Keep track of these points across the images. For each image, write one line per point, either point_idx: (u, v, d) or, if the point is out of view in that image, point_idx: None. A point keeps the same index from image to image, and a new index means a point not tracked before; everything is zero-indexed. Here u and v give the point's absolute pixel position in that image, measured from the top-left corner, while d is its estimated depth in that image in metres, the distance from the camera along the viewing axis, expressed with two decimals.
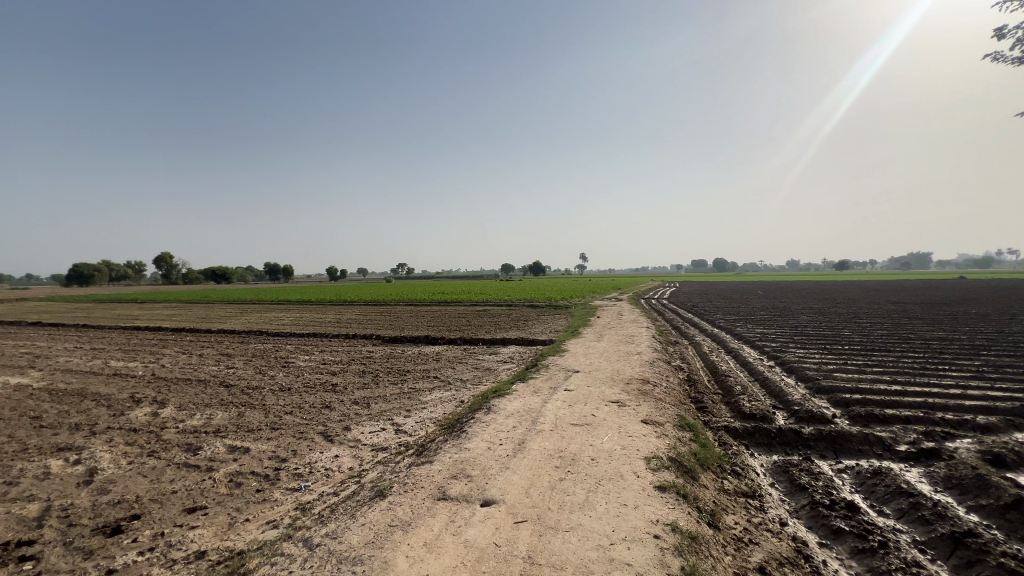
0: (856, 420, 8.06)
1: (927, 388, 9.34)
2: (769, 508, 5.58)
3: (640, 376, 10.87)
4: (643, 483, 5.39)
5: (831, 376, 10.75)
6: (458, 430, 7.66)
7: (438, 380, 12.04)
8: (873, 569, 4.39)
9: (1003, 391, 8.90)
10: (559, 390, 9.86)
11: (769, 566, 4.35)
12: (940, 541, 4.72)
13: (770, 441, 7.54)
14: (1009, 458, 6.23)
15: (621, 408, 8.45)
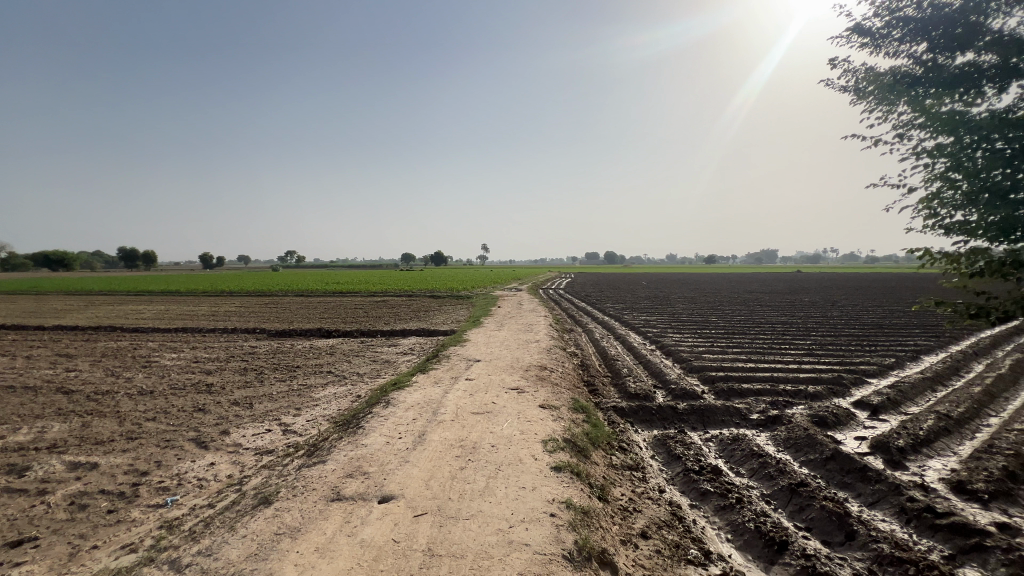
0: (720, 394, 9.25)
1: (772, 365, 11.03)
2: (650, 478, 6.18)
3: (537, 363, 11.32)
4: (540, 465, 5.63)
5: (701, 357, 12.18)
6: (354, 426, 7.32)
7: (332, 375, 11.34)
8: (731, 522, 5.08)
9: (826, 365, 10.84)
10: (460, 380, 9.88)
11: (649, 531, 4.82)
12: (780, 492, 5.61)
13: (651, 418, 8.31)
14: (830, 419, 7.60)
15: (520, 395, 8.72)
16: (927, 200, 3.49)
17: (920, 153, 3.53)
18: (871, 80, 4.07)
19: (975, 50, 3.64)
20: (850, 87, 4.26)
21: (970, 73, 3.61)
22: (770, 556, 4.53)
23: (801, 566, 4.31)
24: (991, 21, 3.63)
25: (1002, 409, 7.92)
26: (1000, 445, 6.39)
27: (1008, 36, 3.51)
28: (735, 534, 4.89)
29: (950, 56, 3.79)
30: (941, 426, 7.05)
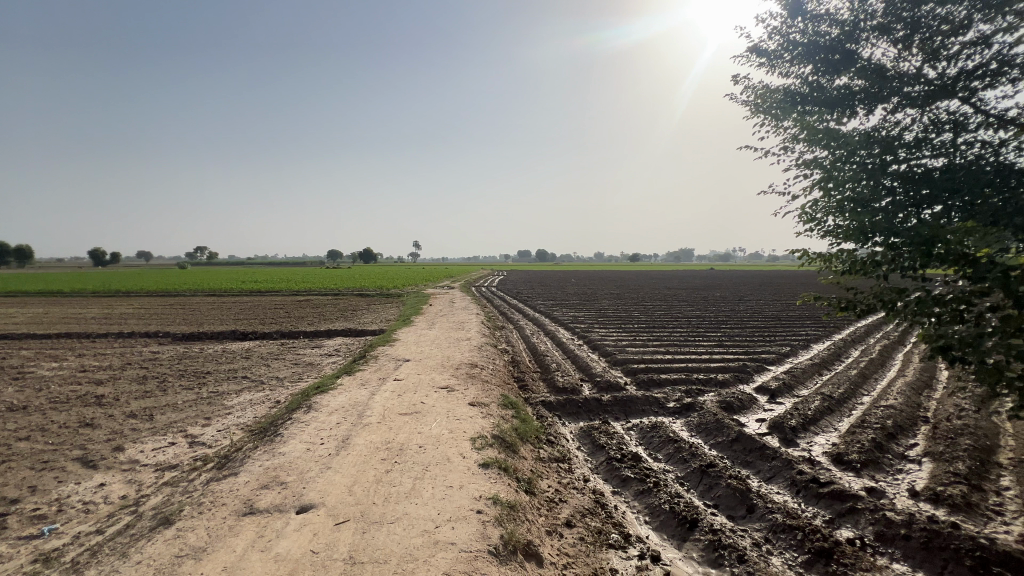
0: (641, 384, 9.81)
1: (687, 356, 11.87)
2: (575, 468, 6.40)
3: (468, 361, 11.30)
4: (468, 463, 5.63)
5: (624, 350, 12.81)
6: (271, 434, 6.87)
7: (247, 381, 10.55)
8: (650, 505, 5.41)
9: (733, 354, 11.86)
10: (388, 380, 9.62)
11: (574, 519, 5.00)
12: (693, 474, 6.06)
13: (577, 410, 8.60)
14: (735, 405, 8.33)
15: (450, 393, 8.66)
16: (806, 206, 3.92)
17: (801, 164, 3.95)
18: (765, 97, 4.50)
19: (848, 75, 4.13)
20: (748, 102, 4.67)
21: (843, 94, 4.08)
22: (682, 533, 4.87)
23: (708, 541, 4.67)
24: (861, 50, 4.12)
25: (873, 389, 9.13)
26: (870, 420, 7.35)
27: (874, 64, 4.01)
28: (652, 516, 5.21)
29: (830, 78, 4.26)
30: (825, 406, 7.97)
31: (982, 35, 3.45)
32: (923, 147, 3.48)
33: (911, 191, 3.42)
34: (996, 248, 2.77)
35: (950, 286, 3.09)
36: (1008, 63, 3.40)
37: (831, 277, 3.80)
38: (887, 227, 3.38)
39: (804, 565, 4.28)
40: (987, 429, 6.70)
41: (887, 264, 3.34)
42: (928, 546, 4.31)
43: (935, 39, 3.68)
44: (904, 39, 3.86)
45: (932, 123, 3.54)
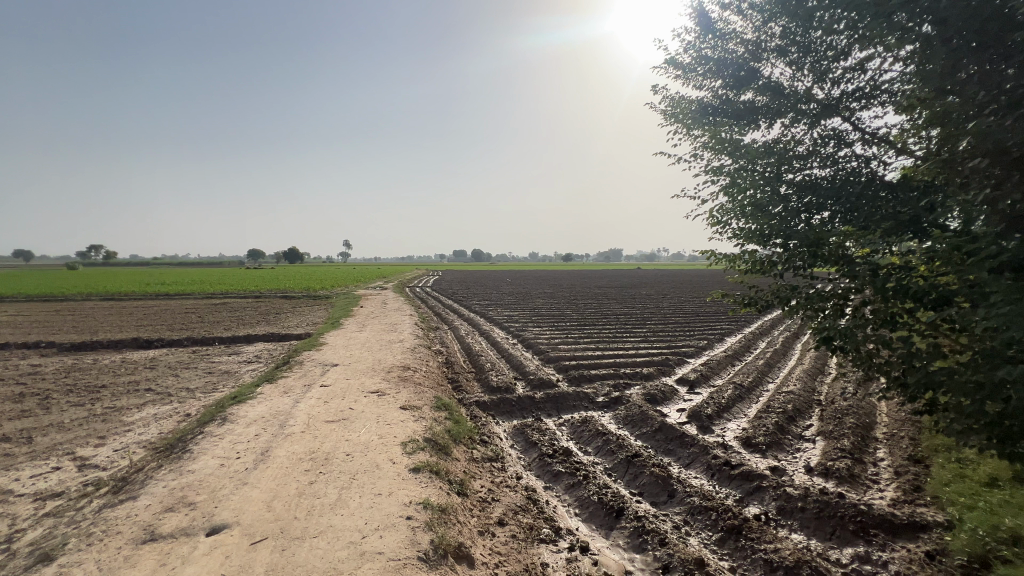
0: (572, 381, 10.10)
1: (615, 352, 12.41)
2: (509, 466, 6.46)
3: (401, 363, 11.03)
4: (399, 468, 5.49)
5: (557, 348, 13.12)
6: (179, 450, 6.28)
7: (151, 393, 9.55)
8: (579, 498, 5.58)
9: (657, 349, 12.55)
10: (314, 386, 9.14)
11: (506, 517, 5.04)
12: (620, 464, 6.33)
13: (511, 409, 8.68)
14: (658, 396, 8.82)
15: (381, 398, 8.39)
16: (714, 210, 4.23)
17: (710, 171, 4.26)
18: (681, 106, 4.81)
19: (752, 90, 4.51)
20: (665, 110, 4.97)
21: (748, 108, 4.45)
22: (610, 522, 5.07)
23: (633, 527, 4.90)
24: (763, 67, 4.51)
25: (776, 377, 10.07)
26: (774, 405, 8.09)
27: (772, 82, 4.41)
28: (581, 508, 5.38)
29: (736, 92, 4.63)
30: (736, 394, 8.67)
31: (859, 62, 3.90)
32: (812, 159, 3.87)
33: (802, 198, 3.79)
34: (868, 250, 3.15)
35: (832, 284, 3.46)
36: (878, 88, 3.89)
37: (737, 276, 4.14)
38: (782, 230, 3.73)
39: (717, 542, 4.63)
40: (866, 408, 7.65)
41: (781, 263, 3.69)
42: (820, 515, 4.82)
43: (822, 63, 4.12)
44: (797, 60, 4.28)
45: (818, 138, 3.96)
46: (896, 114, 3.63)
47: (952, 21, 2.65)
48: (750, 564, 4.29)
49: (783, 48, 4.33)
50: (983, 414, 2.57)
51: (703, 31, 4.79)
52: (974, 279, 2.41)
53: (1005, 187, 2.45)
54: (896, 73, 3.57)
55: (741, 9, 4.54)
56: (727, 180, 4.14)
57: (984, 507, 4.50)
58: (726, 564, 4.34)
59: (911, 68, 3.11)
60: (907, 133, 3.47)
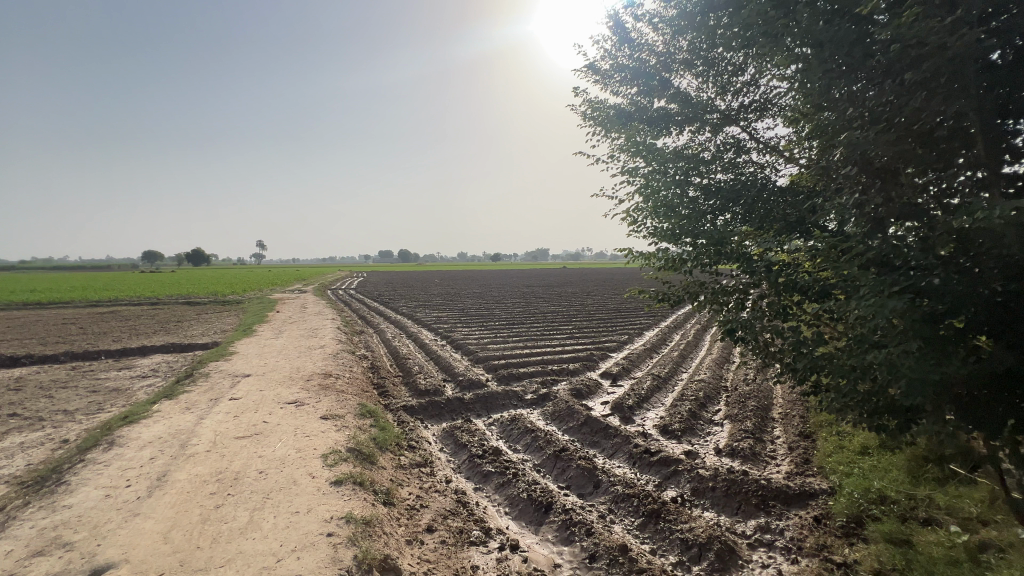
0: (501, 380, 10.16)
1: (542, 349, 12.69)
2: (437, 471, 6.33)
3: (322, 370, 10.44)
4: (319, 482, 5.18)
5: (486, 347, 13.15)
6: (53, 483, 5.44)
7: (16, 419, 8.20)
8: (509, 496, 5.60)
9: (582, 345, 13.01)
10: (222, 400, 8.35)
11: (435, 523, 4.94)
12: (548, 460, 6.45)
13: (439, 412, 8.53)
14: (584, 391, 9.13)
15: (299, 408, 7.87)
16: (630, 210, 4.43)
17: (627, 171, 4.45)
18: (599, 111, 4.99)
19: (663, 98, 4.79)
20: (585, 113, 5.12)
21: (660, 115, 4.71)
22: (539, 518, 5.14)
23: (561, 520, 5.00)
24: (673, 78, 4.79)
25: (689, 367, 10.85)
26: (687, 393, 8.70)
27: (681, 92, 4.70)
28: (511, 506, 5.41)
29: (649, 100, 4.88)
30: (654, 385, 9.21)
31: (753, 78, 4.28)
32: (715, 164, 4.18)
33: (708, 200, 4.07)
34: (763, 248, 3.45)
35: (733, 280, 3.77)
36: (770, 102, 4.29)
37: (651, 273, 4.36)
38: (690, 229, 3.99)
39: (639, 527, 4.86)
40: (764, 392, 8.48)
41: (689, 261, 3.95)
42: (728, 493, 5.23)
43: (723, 76, 4.45)
44: (702, 73, 4.60)
45: (720, 146, 4.29)
46: (785, 127, 4.02)
47: (826, 45, 2.97)
48: (668, 545, 4.55)
49: (690, 61, 4.63)
50: (856, 393, 2.91)
51: (619, 40, 5.00)
52: (846, 274, 2.71)
53: (870, 192, 2.79)
54: (784, 90, 3.95)
55: (653, 22, 4.79)
56: (642, 182, 4.35)
57: (858, 472, 5.14)
58: (647, 547, 4.58)
59: (795, 85, 3.46)
60: (793, 143, 3.86)
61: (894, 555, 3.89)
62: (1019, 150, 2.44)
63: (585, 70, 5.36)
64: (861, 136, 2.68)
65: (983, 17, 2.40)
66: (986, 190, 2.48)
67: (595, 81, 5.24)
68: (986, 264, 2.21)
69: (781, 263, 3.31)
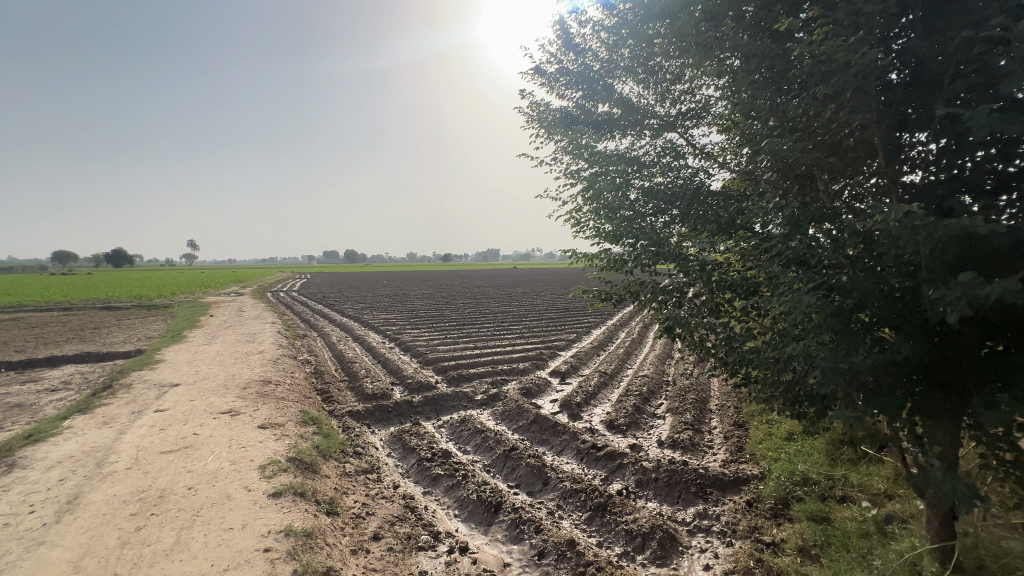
0: (451, 381, 10.06)
1: (492, 349, 12.70)
2: (385, 476, 6.17)
3: (260, 377, 9.89)
4: (256, 495, 4.90)
5: (436, 349, 12.99)
6: None
7: None
8: (459, 498, 5.55)
9: (532, 344, 13.15)
10: (145, 413, 7.70)
11: (382, 531, 4.81)
12: (498, 460, 6.46)
13: (387, 416, 8.32)
14: (533, 390, 9.23)
15: (234, 418, 7.41)
16: (574, 212, 4.51)
17: (571, 173, 4.53)
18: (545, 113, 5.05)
19: (606, 103, 4.92)
20: (531, 115, 5.17)
21: (604, 119, 4.84)
22: (488, 518, 5.14)
23: (511, 519, 5.01)
24: (616, 84, 4.93)
25: (634, 363, 11.24)
26: (632, 389, 9.01)
27: (624, 97, 4.85)
28: (461, 508, 5.37)
29: (594, 104, 5.00)
30: (601, 382, 9.46)
31: (690, 87, 4.47)
32: (655, 168, 4.34)
33: (648, 202, 4.21)
34: (698, 248, 3.62)
35: (671, 278, 3.94)
36: (705, 110, 4.51)
37: (594, 273, 4.46)
38: (631, 230, 4.12)
39: (586, 521, 4.98)
40: (702, 385, 8.93)
41: (629, 261, 4.07)
42: (669, 482, 5.46)
43: (662, 84, 4.62)
44: (643, 80, 4.76)
45: (660, 151, 4.46)
46: (718, 134, 4.23)
47: (752, 58, 3.15)
48: (614, 536, 4.69)
49: (632, 68, 4.78)
50: (779, 383, 3.12)
51: (565, 45, 5.09)
52: (769, 273, 2.90)
53: (790, 196, 2.99)
54: (718, 99, 4.17)
55: (596, 28, 4.91)
56: (585, 184, 4.44)
57: (785, 457, 5.53)
58: (594, 539, 4.69)
59: (726, 94, 3.65)
60: (725, 150, 4.08)
61: (815, 532, 4.22)
62: (914, 160, 2.70)
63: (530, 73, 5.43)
64: (780, 144, 2.87)
65: (885, 39, 2.64)
66: (887, 196, 2.73)
67: (539, 85, 5.31)
68: (887, 263, 2.43)
69: (714, 261, 3.48)
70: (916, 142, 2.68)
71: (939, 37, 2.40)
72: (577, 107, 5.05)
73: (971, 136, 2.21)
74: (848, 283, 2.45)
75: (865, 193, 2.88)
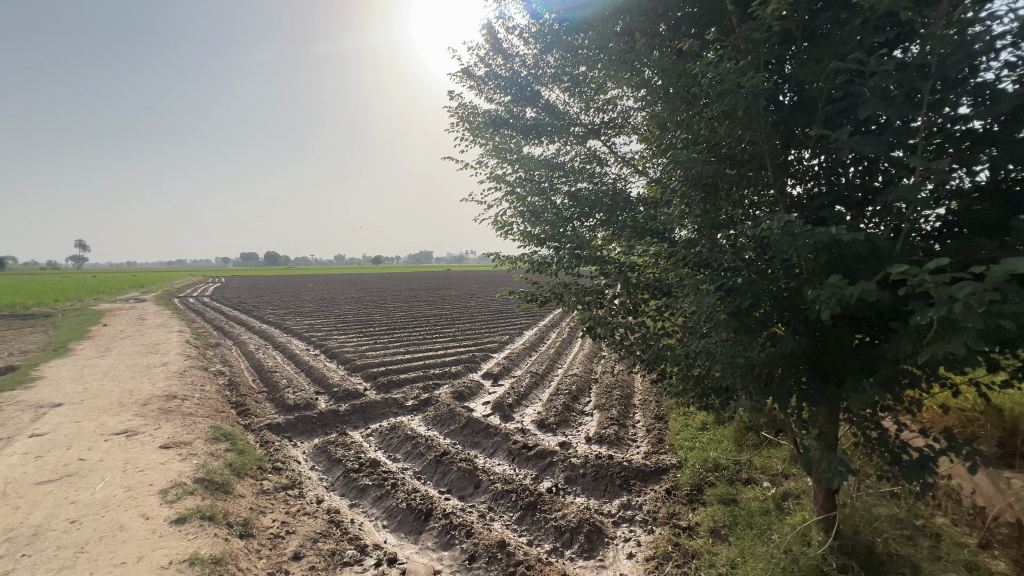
0: (381, 388, 9.76)
1: (424, 353, 12.49)
2: (307, 491, 5.83)
3: (163, 392, 8.98)
4: (156, 523, 4.44)
5: (365, 355, 12.54)
6: None
7: None
8: (388, 508, 5.39)
9: (464, 347, 13.11)
10: (17, 439, 6.69)
11: (303, 549, 4.54)
12: (429, 466, 6.35)
13: (311, 427, 7.90)
14: (465, 393, 9.19)
15: (130, 439, 6.66)
16: (500, 215, 4.55)
17: (498, 177, 4.57)
18: (474, 116, 5.07)
19: (534, 109, 5.03)
20: (460, 116, 5.16)
21: (531, 125, 4.94)
22: (418, 526, 5.03)
23: (442, 525, 4.94)
24: (543, 91, 5.06)
25: (563, 363, 11.58)
26: (562, 387, 9.27)
27: (550, 105, 4.98)
28: (390, 518, 5.21)
29: (522, 110, 5.09)
30: (532, 382, 9.63)
31: (611, 99, 4.69)
32: (579, 174, 4.49)
33: (572, 206, 4.34)
34: (617, 252, 3.80)
35: (594, 280, 4.09)
36: (626, 121, 4.75)
37: (520, 275, 4.52)
38: (555, 234, 4.23)
39: (517, 521, 5.03)
40: (626, 382, 9.39)
41: (554, 264, 4.18)
42: (596, 477, 5.66)
43: (587, 94, 4.67)
44: (568, 89, 4.92)
45: (584, 159, 4.62)
46: (636, 145, 4.48)
47: (663, 74, 3.36)
48: (544, 534, 4.79)
49: (557, 77, 4.93)
50: (689, 377, 3.35)
51: (493, 49, 5.14)
52: (678, 275, 3.10)
53: (696, 204, 3.22)
54: (635, 111, 4.41)
55: (524, 36, 5.00)
56: (513, 187, 4.50)
57: (699, 445, 5.95)
58: (524, 538, 4.76)
59: (643, 107, 3.85)
60: (643, 159, 4.31)
61: (724, 513, 4.57)
62: (799, 174, 3.02)
63: (459, 74, 5.41)
64: (685, 155, 3.09)
65: (774, 64, 2.92)
66: (777, 206, 3.03)
67: (467, 86, 5.31)
68: (775, 266, 2.69)
69: (631, 264, 3.67)
70: (801, 159, 3.00)
71: (815, 65, 2.70)
72: (505, 110, 5.11)
73: (840, 155, 2.52)
74: (743, 284, 2.67)
75: (760, 203, 3.17)
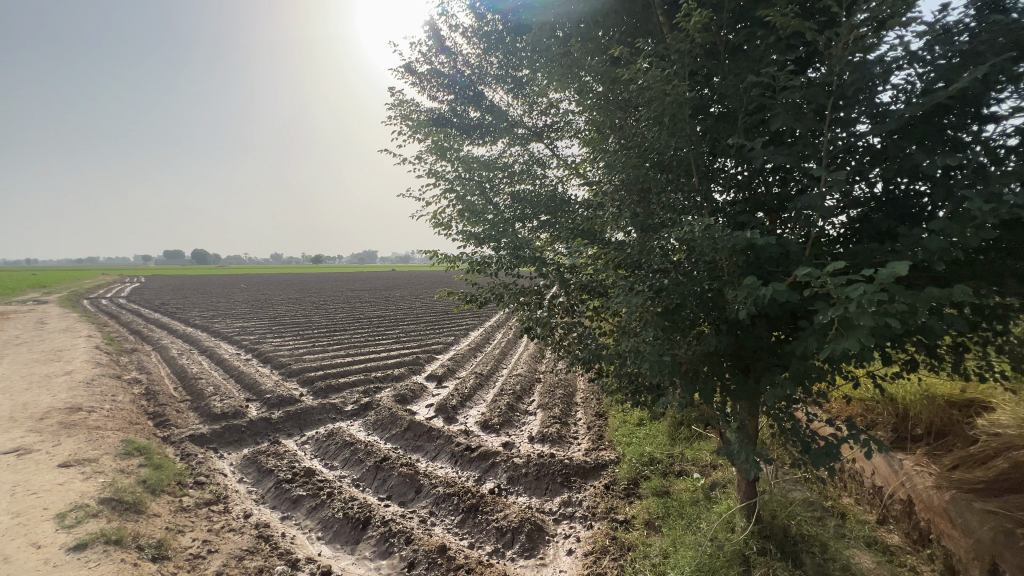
0: (318, 393, 9.33)
1: (366, 356, 12.08)
2: (233, 506, 5.45)
3: (66, 403, 8.08)
4: (50, 552, 3.97)
5: (302, 358, 11.94)
6: None
7: None
8: (323, 519, 5.14)
9: (408, 349, 12.81)
10: None
11: (227, 569, 4.23)
12: (368, 472, 6.14)
13: (239, 436, 7.40)
14: (408, 396, 8.97)
15: (22, 458, 5.92)
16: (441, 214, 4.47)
17: (439, 175, 4.48)
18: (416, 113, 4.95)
19: (477, 109, 4.99)
20: (402, 113, 5.02)
21: (474, 124, 4.90)
22: (355, 536, 4.85)
23: (381, 533, 4.79)
24: (487, 92, 5.03)
25: (509, 363, 11.60)
26: (506, 388, 9.28)
27: (493, 105, 4.96)
28: (325, 530, 4.98)
29: (465, 109, 5.03)
30: (477, 383, 9.57)
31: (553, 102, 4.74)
32: (521, 175, 4.50)
33: (513, 207, 4.34)
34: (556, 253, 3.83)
35: (534, 281, 4.11)
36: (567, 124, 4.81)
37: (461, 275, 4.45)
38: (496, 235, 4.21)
39: (458, 525, 4.97)
40: (569, 381, 9.55)
41: (495, 264, 4.16)
42: (538, 476, 5.71)
43: (530, 96, 4.68)
44: (511, 90, 4.92)
45: (526, 160, 4.64)
46: (577, 148, 4.55)
47: (599, 79, 3.43)
48: (485, 536, 4.76)
49: (500, 78, 4.93)
50: (623, 375, 3.43)
51: (436, 46, 5.06)
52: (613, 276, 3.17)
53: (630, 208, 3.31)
54: (576, 115, 4.47)
55: (468, 35, 4.95)
56: (455, 186, 4.43)
57: (637, 440, 6.16)
58: (466, 542, 4.70)
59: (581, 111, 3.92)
60: (583, 163, 4.38)
61: (658, 505, 4.76)
62: (723, 181, 3.19)
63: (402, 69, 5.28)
64: (619, 160, 3.16)
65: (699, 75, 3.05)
66: (703, 211, 3.18)
67: (410, 82, 5.18)
68: (700, 268, 2.82)
69: (570, 265, 3.71)
70: (725, 168, 3.16)
71: (736, 79, 2.85)
72: (448, 108, 5.03)
73: (756, 164, 2.69)
74: (671, 285, 2.78)
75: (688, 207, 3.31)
